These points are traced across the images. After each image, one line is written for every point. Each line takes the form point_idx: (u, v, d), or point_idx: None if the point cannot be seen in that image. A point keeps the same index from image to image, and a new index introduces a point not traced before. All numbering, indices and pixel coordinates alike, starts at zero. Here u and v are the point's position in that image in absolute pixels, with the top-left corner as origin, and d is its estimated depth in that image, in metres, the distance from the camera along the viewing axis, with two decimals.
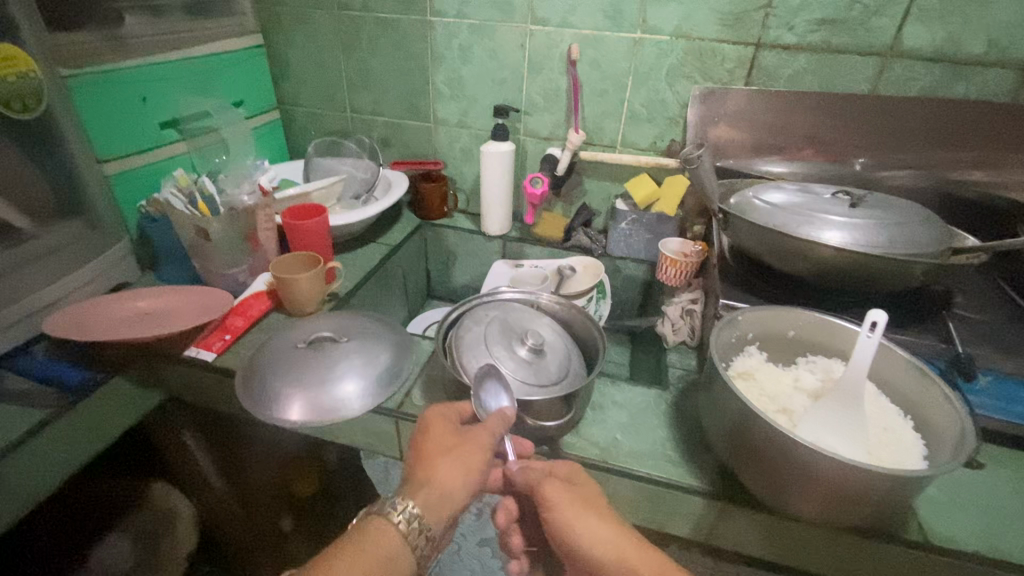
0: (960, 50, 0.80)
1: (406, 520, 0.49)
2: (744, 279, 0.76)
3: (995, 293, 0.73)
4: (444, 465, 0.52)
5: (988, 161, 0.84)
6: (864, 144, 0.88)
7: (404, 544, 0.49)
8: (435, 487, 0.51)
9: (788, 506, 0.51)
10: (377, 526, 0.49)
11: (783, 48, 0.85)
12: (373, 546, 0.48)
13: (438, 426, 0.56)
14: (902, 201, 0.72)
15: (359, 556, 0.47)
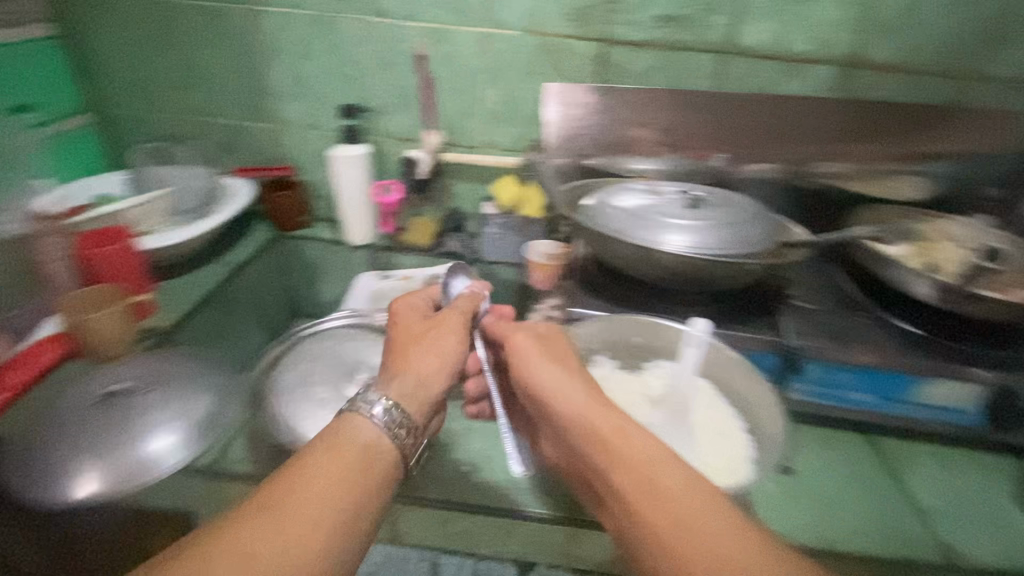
0: (787, 48, 0.83)
1: (385, 415, 0.46)
2: (600, 284, 0.75)
3: (827, 283, 0.78)
4: (419, 355, 0.52)
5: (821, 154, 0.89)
6: (715, 140, 0.89)
7: (383, 436, 0.45)
8: (412, 371, 0.50)
9: None
10: (352, 427, 0.44)
11: (629, 44, 0.84)
12: (350, 446, 0.43)
13: (405, 317, 0.56)
14: (739, 198, 0.74)
15: (332, 458, 0.42)
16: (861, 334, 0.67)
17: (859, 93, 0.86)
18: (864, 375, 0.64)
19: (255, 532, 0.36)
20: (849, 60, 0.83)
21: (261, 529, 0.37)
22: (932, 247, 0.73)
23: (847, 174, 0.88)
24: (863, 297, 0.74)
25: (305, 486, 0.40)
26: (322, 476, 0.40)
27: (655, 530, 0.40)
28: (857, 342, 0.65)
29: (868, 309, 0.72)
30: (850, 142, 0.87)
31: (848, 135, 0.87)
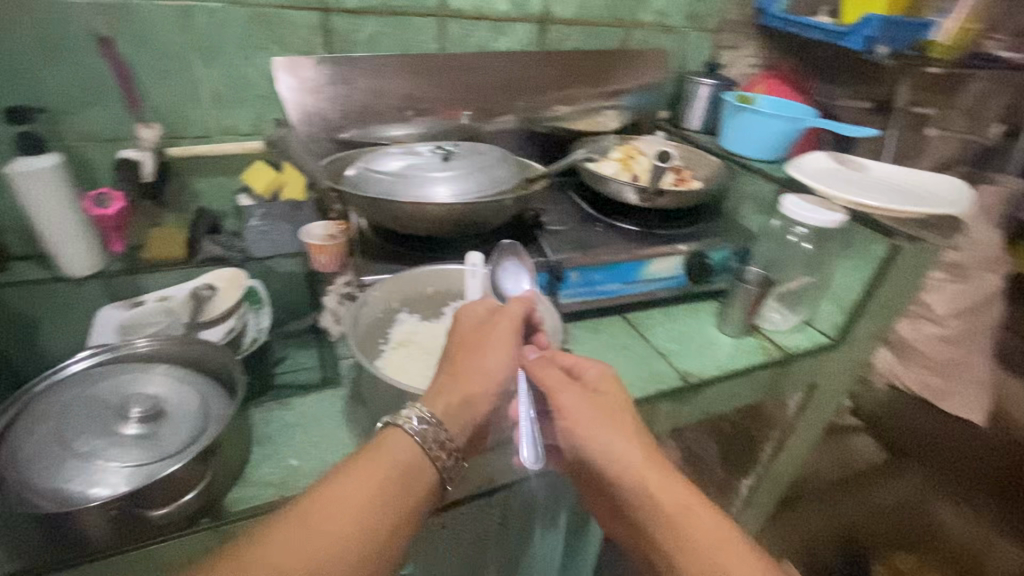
0: (491, 9, 0.93)
1: (417, 430, 0.50)
2: (384, 251, 0.78)
3: (570, 205, 0.94)
4: (478, 363, 0.55)
5: (544, 102, 1.04)
6: (456, 98, 0.96)
7: (418, 451, 0.49)
8: (461, 386, 0.54)
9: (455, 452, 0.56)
10: (391, 442, 0.49)
11: (348, 11, 0.85)
12: (389, 462, 0.48)
13: (467, 322, 0.59)
14: (485, 146, 0.82)
15: (366, 477, 0.47)
16: (601, 240, 0.84)
17: (556, 44, 1.01)
18: (609, 270, 0.79)
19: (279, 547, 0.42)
20: (542, 17, 0.97)
21: (294, 543, 0.42)
22: (629, 163, 0.99)
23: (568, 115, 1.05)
24: (597, 211, 0.92)
25: (335, 505, 0.45)
26: (355, 494, 0.46)
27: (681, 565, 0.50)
28: (599, 245, 0.80)
29: (601, 219, 0.91)
30: (562, 85, 1.03)
31: (558, 81, 1.02)
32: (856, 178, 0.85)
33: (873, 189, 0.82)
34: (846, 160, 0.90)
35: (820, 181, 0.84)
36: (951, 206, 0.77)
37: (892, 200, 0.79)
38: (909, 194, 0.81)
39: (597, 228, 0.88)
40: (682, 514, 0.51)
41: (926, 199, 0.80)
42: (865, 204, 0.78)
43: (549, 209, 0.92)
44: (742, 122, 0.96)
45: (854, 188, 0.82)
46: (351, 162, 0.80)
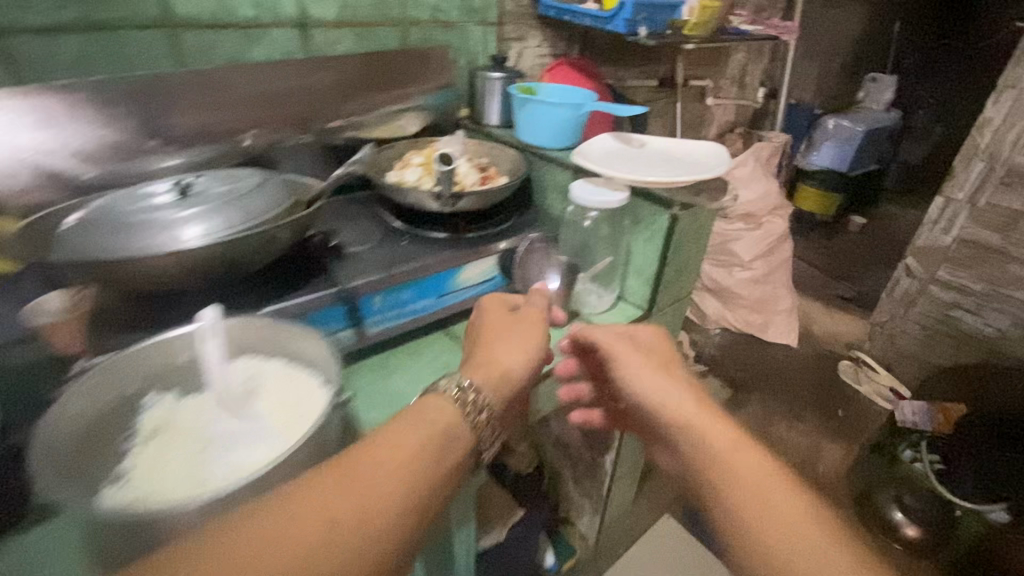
0: (235, 15, 0.79)
1: (459, 393, 0.51)
2: (127, 320, 0.62)
3: (370, 221, 0.86)
4: (499, 351, 0.60)
5: (339, 110, 0.96)
6: (234, 120, 0.83)
7: (459, 414, 0.49)
8: (491, 364, 0.58)
9: None
10: (435, 406, 0.49)
11: (30, 31, 0.66)
12: (429, 420, 0.47)
13: (492, 315, 0.67)
14: (238, 174, 0.72)
15: (418, 431, 0.46)
16: (407, 256, 0.79)
17: (327, 49, 0.90)
18: (418, 286, 0.74)
19: (339, 490, 0.40)
20: (302, 20, 0.85)
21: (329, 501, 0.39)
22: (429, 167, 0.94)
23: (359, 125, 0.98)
24: (402, 223, 0.86)
25: (374, 471, 0.42)
26: (404, 448, 0.44)
27: (749, 517, 0.47)
28: (403, 263, 0.75)
29: (405, 231, 0.85)
30: (356, 91, 0.95)
31: (337, 90, 0.93)
32: (634, 155, 0.90)
33: (649, 162, 0.87)
34: (621, 138, 0.94)
35: (605, 164, 0.86)
36: (714, 164, 0.85)
37: (667, 171, 0.85)
38: (679, 162, 0.88)
39: (402, 242, 0.82)
40: (728, 451, 0.52)
41: (692, 163, 0.87)
42: (648, 179, 0.81)
43: (344, 229, 0.83)
44: (528, 114, 0.96)
45: (634, 166, 0.86)
46: (60, 219, 0.65)
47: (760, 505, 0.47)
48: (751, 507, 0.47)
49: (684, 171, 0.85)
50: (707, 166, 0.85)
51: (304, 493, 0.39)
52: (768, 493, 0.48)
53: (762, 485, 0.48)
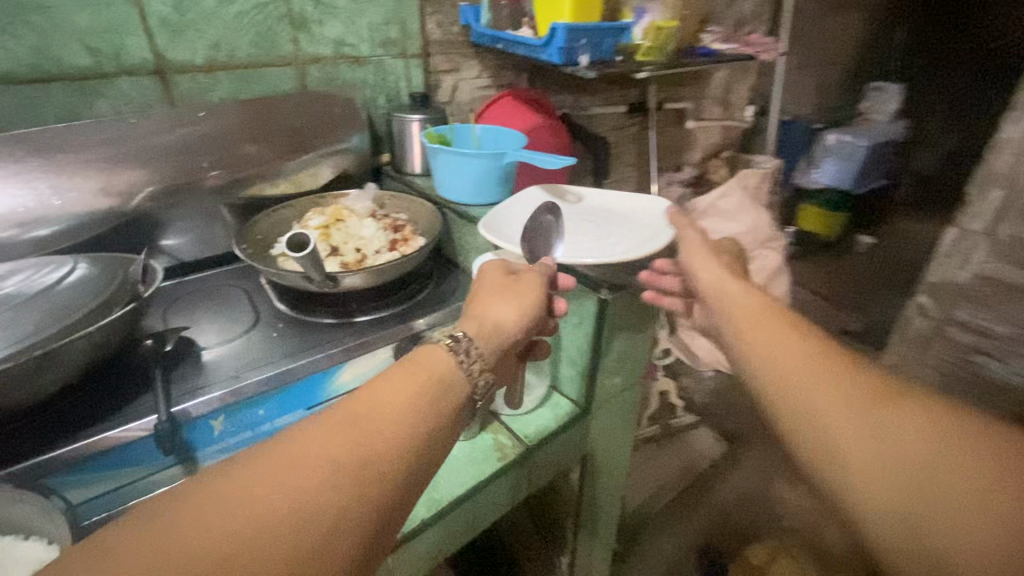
0: (65, 64, 0.66)
1: (451, 341, 0.48)
2: None
3: (241, 305, 0.73)
4: (498, 307, 0.53)
5: (226, 164, 0.81)
6: (78, 186, 0.69)
7: (452, 361, 0.46)
8: (485, 317, 0.52)
9: None
10: (431, 351, 0.46)
11: None
12: (429, 369, 0.44)
13: (488, 279, 0.58)
14: (23, 266, 0.57)
15: (413, 387, 0.42)
16: (270, 352, 0.64)
17: (198, 97, 0.77)
18: (277, 401, 0.61)
19: (324, 442, 0.36)
20: (160, 66, 0.73)
21: (308, 453, 0.35)
22: (330, 231, 0.79)
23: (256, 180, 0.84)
24: (280, 305, 0.72)
25: (388, 400, 0.40)
26: (398, 398, 0.40)
27: (834, 434, 0.43)
28: (267, 363, 0.62)
29: (281, 317, 0.71)
30: (240, 141, 0.80)
31: (219, 142, 0.79)
32: (561, 215, 0.73)
33: (582, 226, 0.71)
34: (538, 193, 0.78)
35: (529, 235, 0.67)
36: (660, 215, 0.71)
37: (607, 236, 0.69)
38: (614, 219, 0.73)
39: (273, 332, 0.68)
40: (854, 410, 0.43)
41: (631, 218, 0.72)
42: (594, 251, 0.64)
43: (203, 319, 0.69)
44: (450, 167, 0.79)
45: (566, 232, 0.69)
46: None
47: (862, 443, 0.41)
48: (871, 448, 0.40)
49: (627, 231, 0.69)
50: (651, 218, 0.71)
51: (295, 443, 0.36)
52: (851, 425, 0.42)
53: (881, 430, 0.41)
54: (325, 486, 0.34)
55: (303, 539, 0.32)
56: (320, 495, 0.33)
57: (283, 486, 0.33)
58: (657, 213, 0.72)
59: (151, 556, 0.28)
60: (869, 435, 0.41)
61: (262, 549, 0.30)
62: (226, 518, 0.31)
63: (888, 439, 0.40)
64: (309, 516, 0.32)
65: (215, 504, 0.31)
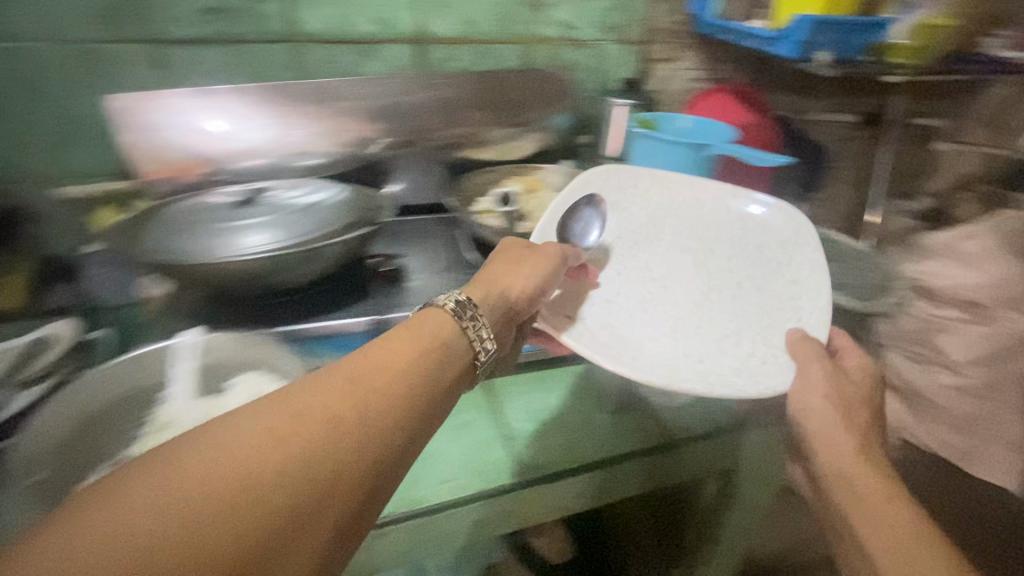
0: (356, 29, 0.82)
1: (454, 303, 0.49)
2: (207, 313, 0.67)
3: (442, 249, 0.84)
4: (528, 272, 0.58)
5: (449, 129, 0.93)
6: (343, 130, 0.86)
7: (452, 326, 0.47)
8: (499, 287, 0.55)
9: None
10: (436, 317, 0.47)
11: (181, 43, 0.77)
12: (423, 340, 0.44)
13: (509, 250, 0.61)
14: (306, 186, 0.75)
15: (411, 350, 0.43)
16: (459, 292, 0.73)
17: (445, 65, 0.89)
18: None
19: (315, 402, 0.36)
20: (422, 36, 0.85)
21: (291, 418, 0.35)
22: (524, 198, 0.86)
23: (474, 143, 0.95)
24: (471, 257, 0.81)
25: (394, 368, 0.41)
26: (389, 365, 0.41)
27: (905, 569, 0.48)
28: None
29: (472, 266, 0.79)
30: (465, 108, 0.92)
31: (451, 106, 0.91)
32: (662, 281, 0.71)
33: (698, 291, 0.70)
34: (620, 241, 0.74)
35: (649, 341, 0.66)
36: (783, 233, 0.70)
37: (735, 296, 0.68)
38: (711, 260, 0.72)
39: (462, 276, 0.77)
40: (851, 459, 0.54)
41: (739, 249, 0.71)
42: (764, 345, 0.63)
43: (414, 255, 0.82)
44: (649, 154, 0.82)
45: (694, 311, 0.68)
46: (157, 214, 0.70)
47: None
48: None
49: (760, 279, 0.69)
50: (775, 244, 0.70)
51: (283, 402, 0.36)
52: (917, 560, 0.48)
53: (859, 484, 0.53)
54: (308, 451, 0.34)
55: (282, 498, 0.32)
56: (299, 460, 0.33)
57: (264, 451, 0.33)
58: (773, 221, 0.71)
59: (147, 515, 0.29)
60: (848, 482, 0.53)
61: (242, 508, 0.31)
62: (208, 477, 0.31)
63: (863, 492, 0.53)
64: (290, 477, 0.33)
65: (213, 459, 0.32)
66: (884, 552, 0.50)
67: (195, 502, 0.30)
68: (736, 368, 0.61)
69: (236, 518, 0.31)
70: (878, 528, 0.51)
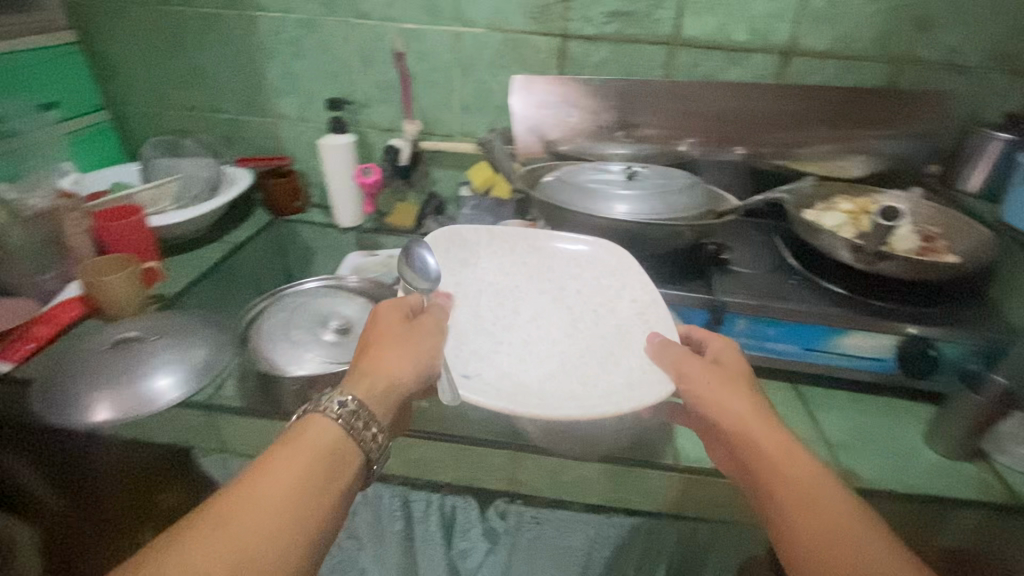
0: (730, 38, 0.92)
1: (347, 405, 0.50)
2: None
3: (765, 248, 0.87)
4: (390, 358, 0.55)
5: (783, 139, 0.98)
6: (686, 127, 0.98)
7: (343, 435, 0.49)
8: (382, 374, 0.54)
9: (549, 447, 0.61)
10: (317, 426, 0.48)
11: (586, 38, 0.93)
12: (312, 442, 0.47)
13: (423, 321, 0.60)
14: (669, 171, 0.82)
15: (303, 451, 0.47)
16: (794, 293, 0.75)
17: (800, 78, 0.95)
18: (788, 329, 0.73)
19: (283, 477, 0.45)
20: (788, 47, 0.92)
21: (289, 485, 0.44)
22: (859, 216, 0.86)
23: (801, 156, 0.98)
24: (797, 262, 0.82)
25: (261, 485, 0.44)
26: (287, 471, 0.45)
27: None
28: (786, 298, 0.74)
29: (801, 270, 0.80)
30: (805, 121, 0.95)
31: (793, 117, 0.95)
32: (527, 324, 0.68)
33: (562, 327, 0.68)
34: (480, 296, 0.70)
35: (543, 382, 0.61)
36: (603, 263, 0.73)
37: (598, 320, 0.69)
38: (575, 299, 0.71)
39: (793, 279, 0.79)
40: (753, 421, 0.54)
41: (585, 287, 0.72)
42: (635, 355, 0.64)
43: (740, 249, 0.86)
44: None
45: (570, 340, 0.67)
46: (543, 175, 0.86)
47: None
48: None
49: (611, 303, 0.70)
50: (598, 276, 0.73)
51: (263, 476, 0.45)
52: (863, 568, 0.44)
53: (776, 457, 0.51)
54: (307, 506, 0.44)
55: (310, 534, 0.44)
56: (312, 506, 0.44)
57: (286, 507, 0.43)
58: (585, 253, 0.74)
59: None
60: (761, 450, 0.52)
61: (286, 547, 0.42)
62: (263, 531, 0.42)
63: (787, 480, 0.50)
64: (320, 514, 0.45)
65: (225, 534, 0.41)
66: (792, 503, 0.49)
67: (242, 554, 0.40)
68: (585, 395, 0.59)
69: (295, 538, 0.43)
70: (794, 489, 0.49)
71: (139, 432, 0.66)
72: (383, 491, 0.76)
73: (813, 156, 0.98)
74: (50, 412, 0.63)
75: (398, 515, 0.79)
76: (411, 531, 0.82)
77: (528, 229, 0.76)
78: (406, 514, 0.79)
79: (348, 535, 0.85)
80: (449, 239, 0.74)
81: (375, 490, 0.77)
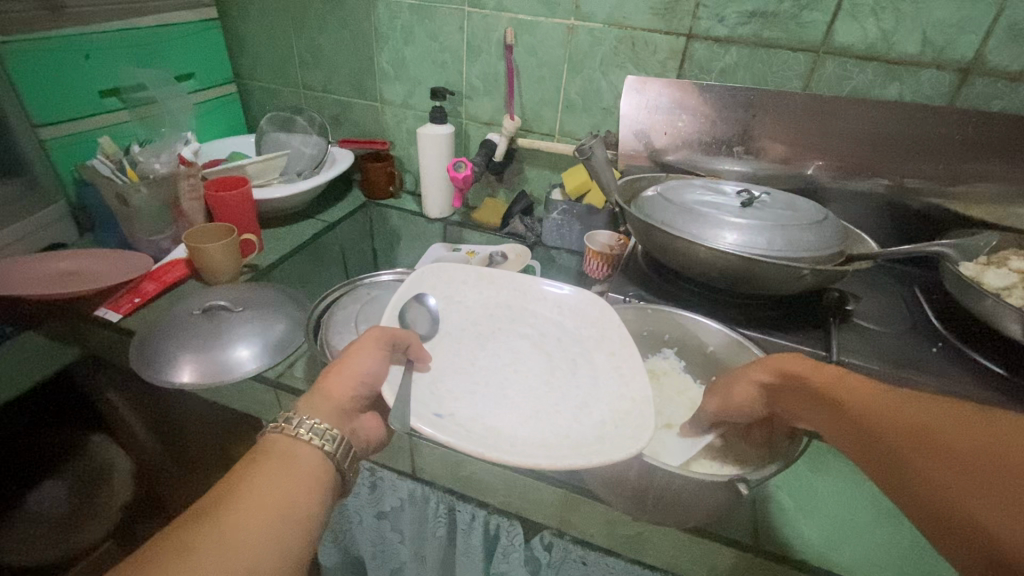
0: (894, 49, 0.77)
1: (312, 435, 0.49)
2: (656, 283, 0.76)
3: (903, 303, 0.73)
4: (335, 379, 0.53)
5: (946, 174, 0.81)
6: (819, 149, 0.85)
7: (316, 453, 0.49)
8: (336, 396, 0.52)
9: (603, 495, 0.55)
10: (278, 442, 0.48)
11: (715, 40, 0.83)
12: (286, 453, 0.48)
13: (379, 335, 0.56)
14: (798, 201, 0.71)
15: (276, 458, 0.47)
16: (933, 364, 0.62)
17: (978, 103, 0.78)
18: None
19: (269, 481, 0.45)
20: (970, 64, 0.76)
21: (265, 509, 0.43)
22: None
23: (965, 195, 0.81)
24: (943, 326, 0.68)
25: (254, 478, 0.45)
26: (271, 466, 0.46)
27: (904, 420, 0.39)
28: (923, 369, 0.61)
29: (949, 338, 0.66)
30: (976, 155, 0.79)
31: (962, 148, 0.79)
32: (506, 369, 0.60)
33: (538, 374, 0.60)
34: (462, 335, 0.63)
35: (517, 430, 0.52)
36: (583, 315, 0.66)
37: (575, 373, 0.60)
38: (552, 347, 0.63)
39: (935, 347, 0.65)
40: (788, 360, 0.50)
41: (565, 335, 0.64)
42: (609, 407, 0.55)
43: (868, 300, 0.73)
44: None
45: (546, 389, 0.58)
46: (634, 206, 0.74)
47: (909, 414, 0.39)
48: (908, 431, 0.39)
49: (589, 353, 0.62)
50: (578, 326, 0.65)
51: (236, 502, 0.43)
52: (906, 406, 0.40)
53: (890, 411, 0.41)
54: (284, 526, 0.43)
55: (285, 553, 0.42)
56: (297, 494, 0.45)
57: (276, 495, 0.44)
58: (571, 302, 0.67)
59: None
60: (862, 406, 0.42)
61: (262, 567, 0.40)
62: (241, 548, 0.40)
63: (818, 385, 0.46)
64: (299, 532, 0.44)
65: (230, 524, 0.41)
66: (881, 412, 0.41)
67: (248, 539, 0.41)
68: (557, 445, 0.50)
69: (290, 525, 0.43)
70: (946, 448, 0.36)
71: (213, 394, 0.70)
72: (429, 496, 0.74)
73: (980, 198, 0.80)
74: (138, 365, 0.68)
75: (440, 521, 0.76)
76: (453, 539, 0.80)
77: (511, 274, 0.70)
78: (450, 522, 0.76)
79: (391, 526, 0.85)
80: (436, 276, 0.68)
81: (421, 494, 0.74)
